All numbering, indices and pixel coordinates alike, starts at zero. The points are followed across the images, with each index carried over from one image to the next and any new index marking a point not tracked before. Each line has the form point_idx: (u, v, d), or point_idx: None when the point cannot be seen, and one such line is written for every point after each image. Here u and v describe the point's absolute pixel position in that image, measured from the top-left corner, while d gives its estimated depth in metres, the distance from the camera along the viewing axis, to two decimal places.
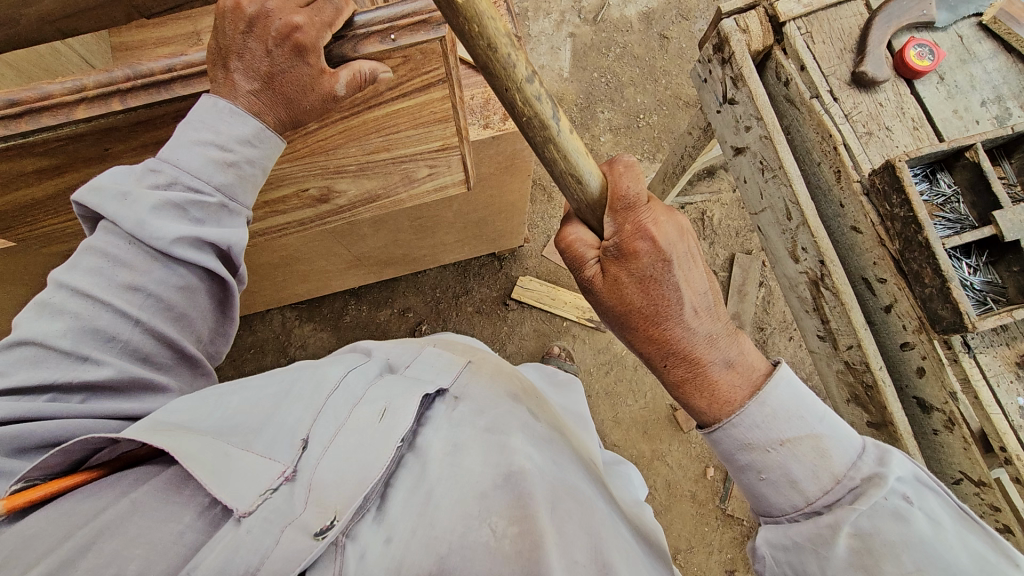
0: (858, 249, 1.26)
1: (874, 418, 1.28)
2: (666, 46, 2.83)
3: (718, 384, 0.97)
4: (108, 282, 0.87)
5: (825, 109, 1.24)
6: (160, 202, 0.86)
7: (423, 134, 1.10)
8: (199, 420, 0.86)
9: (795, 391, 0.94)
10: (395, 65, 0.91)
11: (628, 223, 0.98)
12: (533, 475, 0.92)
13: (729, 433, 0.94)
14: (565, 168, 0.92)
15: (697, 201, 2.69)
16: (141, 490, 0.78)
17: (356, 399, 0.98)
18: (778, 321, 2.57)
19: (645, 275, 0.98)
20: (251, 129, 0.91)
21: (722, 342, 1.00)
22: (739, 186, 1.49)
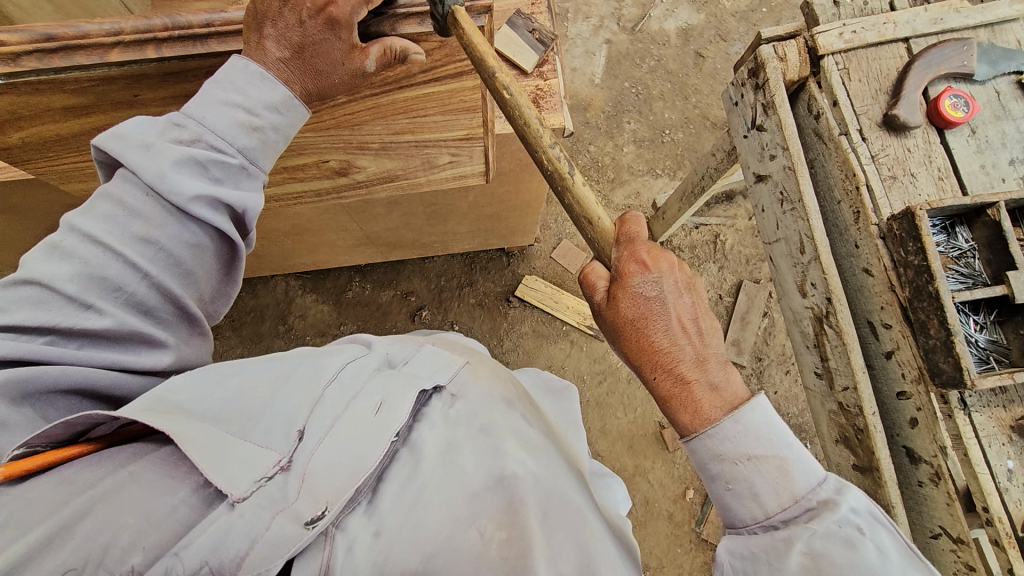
0: (868, 292, 1.26)
1: (861, 462, 1.27)
2: (700, 64, 2.82)
3: (701, 401, 0.98)
4: (122, 231, 0.87)
5: (852, 147, 1.23)
6: (182, 157, 0.85)
7: (451, 120, 1.08)
8: (196, 406, 0.87)
9: (774, 417, 0.94)
10: (431, 48, 0.93)
11: (628, 252, 1.06)
12: (525, 480, 0.90)
13: (704, 442, 0.96)
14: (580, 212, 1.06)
15: (711, 223, 2.68)
16: (138, 465, 0.78)
17: (355, 391, 0.98)
18: (777, 353, 2.57)
19: (637, 296, 1.04)
20: (279, 95, 0.90)
21: (712, 367, 1.02)
22: (756, 214, 1.48)
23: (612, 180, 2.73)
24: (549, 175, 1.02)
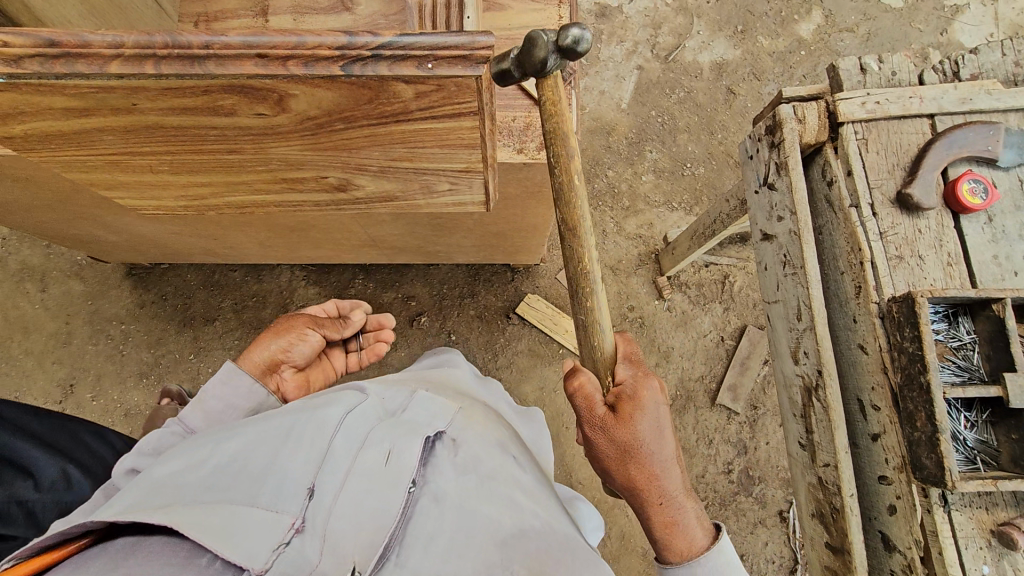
0: (861, 369, 1.22)
1: (833, 541, 1.24)
2: (730, 101, 2.78)
3: (685, 527, 1.26)
4: None
5: (861, 221, 1.20)
6: None
7: (448, 155, 0.98)
8: (196, 487, 0.92)
9: (732, 553, 1.27)
10: (427, 91, 0.78)
11: (639, 377, 1.23)
12: (544, 532, 1.00)
13: (691, 574, 1.24)
14: (591, 320, 1.23)
15: (722, 263, 2.64)
16: (132, 561, 0.79)
17: (359, 442, 1.04)
18: (773, 403, 2.53)
19: (648, 417, 1.19)
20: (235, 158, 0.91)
21: (689, 500, 1.28)
22: (759, 271, 1.45)
23: (626, 208, 2.70)
24: (568, 259, 1.19)
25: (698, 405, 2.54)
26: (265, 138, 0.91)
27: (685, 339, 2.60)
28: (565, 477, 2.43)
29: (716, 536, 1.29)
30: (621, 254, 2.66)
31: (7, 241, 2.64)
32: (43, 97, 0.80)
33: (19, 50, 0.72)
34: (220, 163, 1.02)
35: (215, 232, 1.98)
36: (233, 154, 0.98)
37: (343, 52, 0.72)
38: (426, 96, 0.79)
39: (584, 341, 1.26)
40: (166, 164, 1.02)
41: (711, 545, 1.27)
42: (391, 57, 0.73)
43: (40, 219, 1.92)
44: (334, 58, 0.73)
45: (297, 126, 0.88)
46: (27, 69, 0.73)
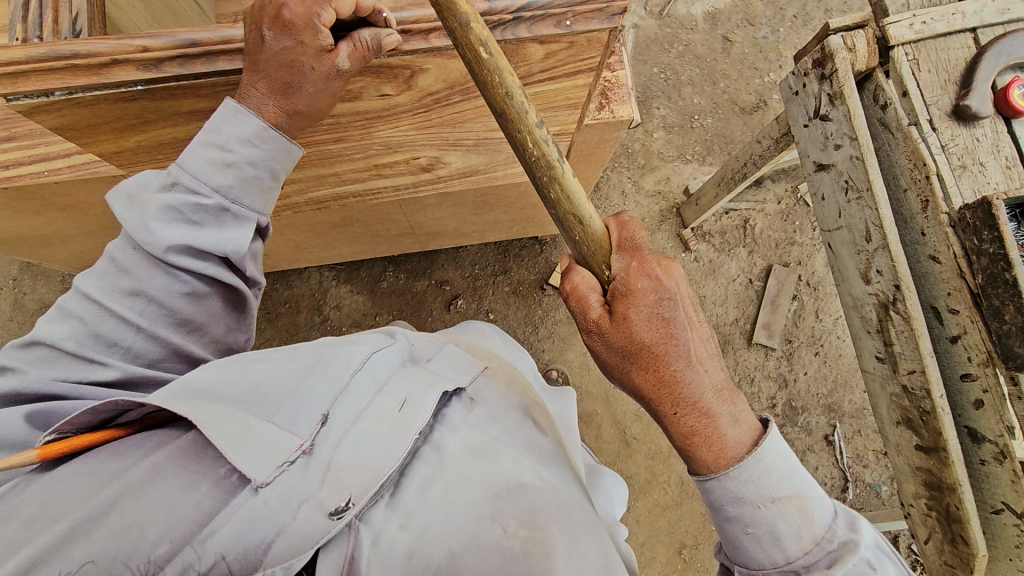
0: (933, 278, 1.29)
1: (925, 442, 1.32)
2: (728, 50, 2.82)
3: (725, 440, 0.95)
4: (111, 287, 0.89)
5: (922, 137, 1.26)
6: (164, 207, 0.88)
7: (550, 116, 1.12)
8: (222, 389, 0.90)
9: (784, 455, 0.95)
10: (558, 49, 0.90)
11: (636, 264, 0.94)
12: (544, 490, 0.95)
13: (724, 484, 0.94)
14: (568, 208, 0.88)
15: (742, 209, 2.71)
16: (163, 452, 0.79)
17: (378, 385, 1.01)
18: (806, 335, 2.61)
19: (651, 309, 0.92)
20: (253, 128, 0.90)
21: (726, 396, 0.97)
22: (815, 202, 1.51)
23: (642, 167, 2.74)
24: (533, 162, 0.81)
25: (736, 347, 2.62)
26: (376, 120, 1.04)
27: (716, 287, 2.67)
28: (621, 435, 2.48)
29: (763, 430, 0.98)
30: (644, 213, 2.70)
31: (21, 280, 2.55)
32: (175, 101, 0.94)
33: (160, 53, 0.85)
34: (320, 154, 1.14)
35: None
36: (337, 143, 1.10)
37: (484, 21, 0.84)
38: (554, 55, 0.92)
39: (563, 233, 0.94)
40: None
41: (755, 446, 0.94)
42: (530, 19, 0.85)
43: (75, 249, 1.87)
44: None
45: (411, 104, 1.02)
46: (169, 71, 0.86)
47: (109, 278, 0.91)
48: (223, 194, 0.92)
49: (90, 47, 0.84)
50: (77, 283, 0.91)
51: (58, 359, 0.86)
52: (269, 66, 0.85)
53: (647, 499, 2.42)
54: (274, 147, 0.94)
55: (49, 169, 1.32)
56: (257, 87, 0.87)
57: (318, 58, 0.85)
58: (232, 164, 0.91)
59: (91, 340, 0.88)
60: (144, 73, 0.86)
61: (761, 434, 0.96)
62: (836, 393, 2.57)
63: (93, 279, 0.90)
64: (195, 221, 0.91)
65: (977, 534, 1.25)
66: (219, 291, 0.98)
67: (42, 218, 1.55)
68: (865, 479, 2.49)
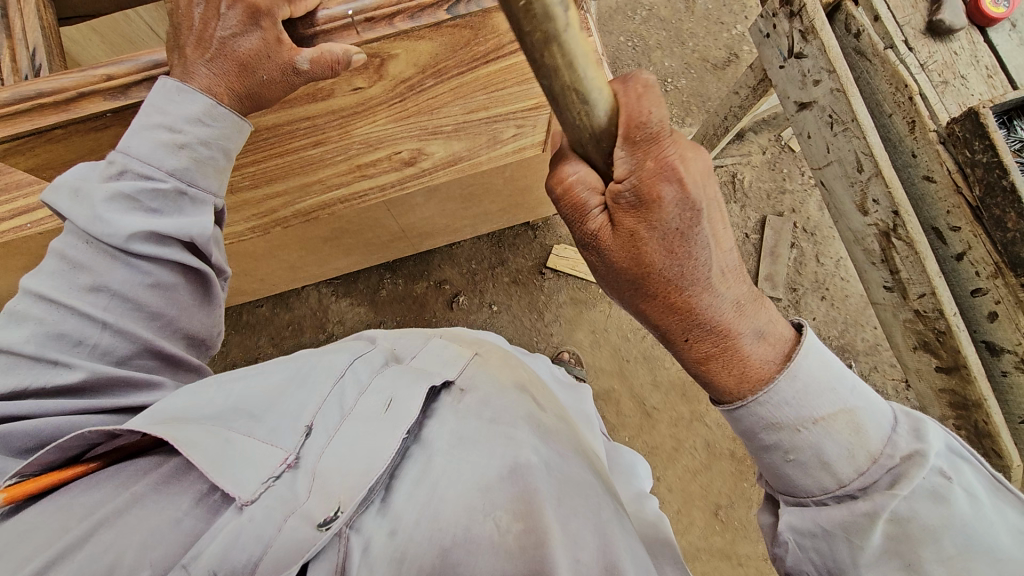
0: (931, 199, 1.29)
1: (945, 363, 1.31)
2: (693, 8, 2.81)
3: (750, 360, 0.86)
4: (69, 285, 0.83)
5: (900, 59, 1.26)
6: (110, 193, 0.83)
7: (526, 89, 1.11)
8: (199, 408, 0.86)
9: (827, 365, 0.85)
10: None
11: (647, 151, 0.75)
12: (540, 471, 0.93)
13: (753, 411, 0.85)
14: (568, 89, 0.67)
15: (727, 164, 2.70)
16: (144, 480, 0.79)
17: (362, 387, 1.00)
18: (810, 281, 2.61)
19: (670, 229, 0.80)
20: (201, 106, 0.86)
21: (749, 310, 0.88)
22: (801, 142, 1.50)
23: None
24: None
25: None
26: (354, 116, 1.03)
27: None
28: (640, 408, 2.48)
29: (798, 337, 0.89)
30: None
31: None
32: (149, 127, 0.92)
33: (124, 79, 0.85)
34: (301, 162, 1.12)
35: (246, 265, 1.92)
36: (317, 147, 1.08)
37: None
38: None
39: (559, 120, 0.74)
40: (248, 177, 1.13)
41: (787, 362, 0.86)
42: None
43: None
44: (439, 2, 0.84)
45: (385, 95, 1.00)
46: (136, 95, 0.85)
47: (63, 276, 0.84)
48: (178, 176, 0.87)
49: (54, 84, 0.83)
50: (28, 284, 0.84)
51: (15, 364, 0.79)
52: (225, 49, 0.83)
53: (676, 466, 2.42)
54: (227, 125, 0.89)
55: (32, 219, 1.29)
56: (210, 66, 0.84)
57: (277, 48, 0.82)
58: (185, 145, 0.86)
59: (52, 341, 0.81)
60: (111, 102, 0.84)
61: (796, 345, 0.87)
62: (848, 333, 2.56)
63: (45, 279, 0.84)
64: (152, 208, 0.86)
65: (1010, 446, 1.24)
66: (185, 280, 0.93)
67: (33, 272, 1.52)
68: None
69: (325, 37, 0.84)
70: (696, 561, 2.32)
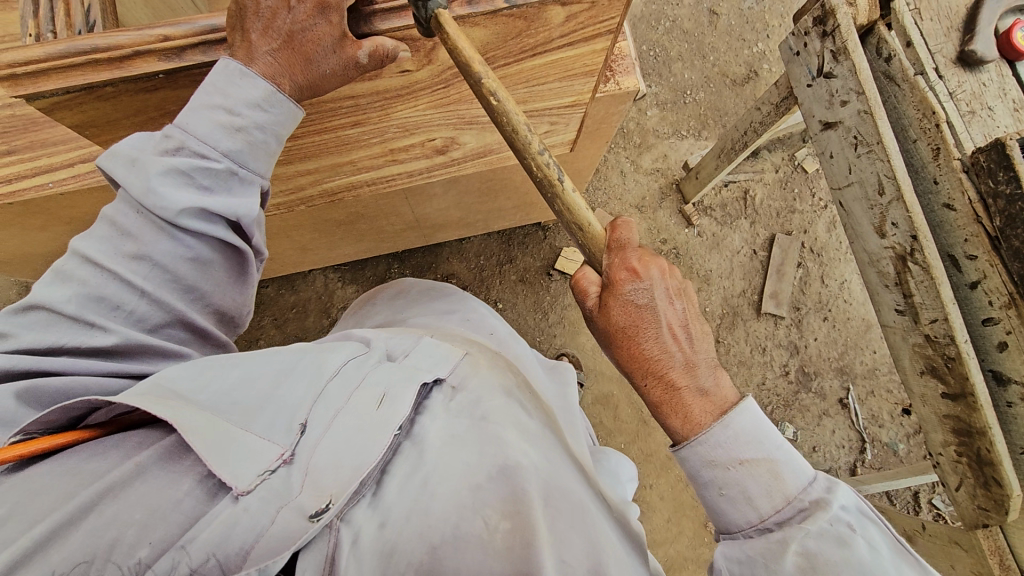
0: (949, 226, 1.30)
1: (952, 390, 1.33)
2: (715, 22, 2.82)
3: (691, 406, 0.94)
4: (116, 253, 0.85)
5: (929, 86, 1.27)
6: (166, 168, 0.83)
7: (567, 86, 1.12)
8: (198, 391, 0.85)
9: (761, 420, 0.91)
10: (580, 11, 0.89)
11: (619, 257, 0.98)
12: (531, 473, 0.89)
13: (696, 450, 0.92)
14: (570, 219, 0.97)
15: (741, 180, 2.72)
16: (145, 454, 0.77)
17: (356, 382, 0.96)
18: (814, 301, 2.63)
19: (632, 304, 0.98)
20: (262, 91, 0.86)
21: (700, 370, 0.97)
22: (823, 161, 1.51)
23: (639, 145, 2.74)
24: (538, 182, 0.92)
25: (745, 318, 2.62)
26: (397, 99, 1.03)
27: (720, 260, 2.67)
28: (638, 415, 2.48)
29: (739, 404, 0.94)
30: (644, 191, 2.70)
31: None
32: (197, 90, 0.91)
33: (181, 41, 0.84)
34: (337, 142, 1.12)
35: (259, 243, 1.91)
36: (356, 128, 1.09)
37: None
38: (574, 18, 0.91)
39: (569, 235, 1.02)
40: (283, 153, 1.12)
41: (725, 414, 0.92)
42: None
43: None
44: None
45: (431, 81, 1.01)
46: (191, 58, 0.85)
47: (110, 242, 0.85)
48: (232, 159, 0.88)
49: (110, 39, 0.82)
50: (77, 247, 0.85)
51: (54, 324, 0.81)
52: (290, 39, 0.84)
53: (669, 475, 2.43)
54: (283, 111, 0.89)
55: (54, 180, 1.28)
56: (274, 54, 0.85)
57: (341, 43, 0.84)
58: (241, 128, 0.87)
59: (92, 303, 0.82)
60: (166, 64, 0.85)
61: (734, 406, 0.93)
62: (847, 355, 2.58)
63: (94, 243, 0.85)
64: (206, 186, 0.87)
65: (1011, 474, 1.26)
66: (224, 258, 0.93)
67: (47, 233, 1.51)
68: (881, 438, 2.50)
69: (382, 17, 0.87)
70: (683, 571, 2.33)
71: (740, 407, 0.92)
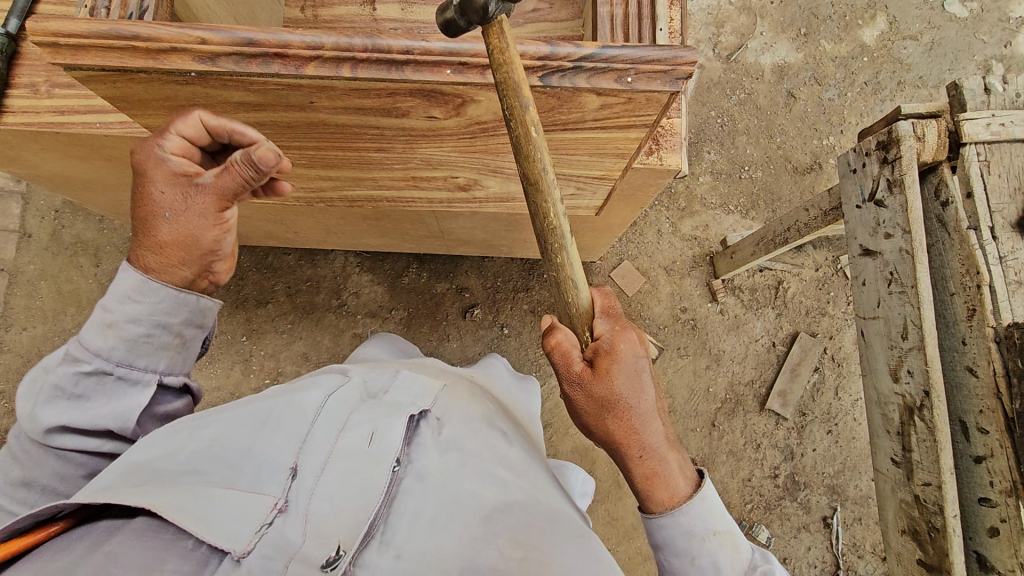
0: (966, 391, 1.23)
1: (929, 559, 1.25)
2: (791, 105, 2.75)
3: (674, 482, 1.10)
4: (24, 451, 0.97)
5: (979, 244, 1.20)
6: (48, 395, 0.95)
7: (596, 160, 1.10)
8: (168, 462, 0.90)
9: (719, 500, 1.11)
10: (615, 102, 0.88)
11: (618, 325, 1.09)
12: (530, 510, 0.95)
13: (677, 521, 1.08)
14: (565, 272, 1.01)
15: (777, 269, 2.63)
16: (118, 538, 0.77)
17: (340, 424, 0.98)
18: (821, 411, 2.53)
19: (630, 370, 1.07)
20: (132, 283, 0.98)
21: (675, 450, 1.13)
22: (854, 286, 1.45)
23: (682, 209, 2.69)
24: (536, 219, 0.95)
25: (747, 409, 2.54)
26: (420, 138, 1.02)
27: (736, 344, 2.59)
28: (614, 477, 2.43)
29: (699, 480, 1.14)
30: (676, 255, 2.65)
31: (62, 213, 2.62)
32: (228, 91, 0.90)
33: (216, 47, 0.83)
34: (360, 159, 1.13)
35: (285, 218, 1.95)
36: (379, 152, 1.09)
37: (544, 63, 0.83)
38: (610, 107, 0.89)
39: (556, 293, 1.07)
40: (305, 158, 1.13)
41: (697, 490, 1.11)
42: (591, 70, 0.83)
43: (115, 198, 1.89)
44: (535, 68, 0.84)
45: (458, 129, 1.00)
46: (223, 66, 0.84)
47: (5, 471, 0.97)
48: (104, 359, 0.98)
49: (151, 30, 0.83)
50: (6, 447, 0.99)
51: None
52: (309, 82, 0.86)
53: (629, 546, 2.36)
54: (154, 299, 0.99)
55: (101, 121, 1.33)
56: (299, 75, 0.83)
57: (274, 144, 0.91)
58: (111, 326, 0.97)
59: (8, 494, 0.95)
60: (197, 65, 0.84)
61: (701, 483, 1.12)
62: (843, 475, 2.47)
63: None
64: (85, 393, 0.97)
65: None
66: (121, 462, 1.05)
67: (89, 165, 1.56)
68: (857, 569, 2.40)
69: (415, 69, 0.83)
70: None
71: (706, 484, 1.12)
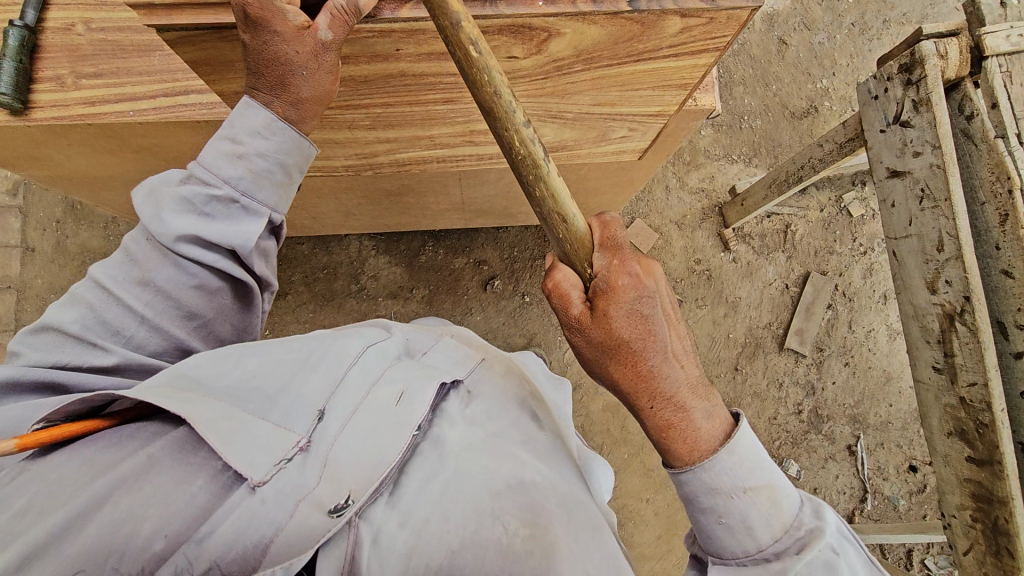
0: (1003, 293, 1.30)
1: (978, 455, 1.33)
2: (784, 52, 2.80)
3: (698, 431, 0.98)
4: (124, 278, 0.96)
5: (1008, 151, 1.26)
6: (177, 201, 0.95)
7: (656, 95, 1.13)
8: (213, 378, 0.92)
9: (756, 445, 0.99)
10: (696, 25, 0.91)
11: (617, 258, 0.95)
12: (544, 489, 0.93)
13: (700, 476, 0.96)
14: (552, 207, 0.91)
15: (784, 213, 2.70)
16: (159, 442, 0.81)
17: (374, 377, 1.01)
18: (838, 345, 2.62)
19: (634, 310, 0.94)
20: (263, 120, 0.98)
21: (700, 392, 1.00)
22: (883, 209, 1.51)
23: (688, 163, 2.73)
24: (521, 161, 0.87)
25: (767, 351, 2.62)
26: None
27: (751, 289, 2.66)
28: None
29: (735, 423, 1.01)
30: (686, 209, 2.70)
31: (63, 224, 2.56)
32: None
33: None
34: (424, 115, 1.14)
35: (307, 201, 1.94)
36: (447, 105, 1.11)
37: None
38: (690, 30, 0.93)
39: (546, 229, 0.97)
40: (372, 119, 1.15)
41: (727, 440, 0.97)
42: None
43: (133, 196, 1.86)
44: None
45: (533, 70, 1.02)
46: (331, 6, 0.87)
47: (123, 268, 0.97)
48: (234, 185, 0.98)
49: None
50: (94, 273, 0.97)
51: (64, 343, 0.92)
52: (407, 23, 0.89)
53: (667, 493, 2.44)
54: (283, 139, 1.01)
55: (134, 109, 1.30)
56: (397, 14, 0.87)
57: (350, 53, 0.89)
58: (242, 155, 0.98)
59: (96, 326, 0.94)
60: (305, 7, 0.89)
61: (733, 428, 0.99)
62: (863, 404, 2.58)
63: (108, 269, 0.97)
64: (207, 212, 0.97)
65: None
66: (229, 287, 1.03)
67: (114, 159, 1.54)
68: (883, 491, 2.51)
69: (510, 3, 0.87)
70: None
71: (738, 426, 1.00)
